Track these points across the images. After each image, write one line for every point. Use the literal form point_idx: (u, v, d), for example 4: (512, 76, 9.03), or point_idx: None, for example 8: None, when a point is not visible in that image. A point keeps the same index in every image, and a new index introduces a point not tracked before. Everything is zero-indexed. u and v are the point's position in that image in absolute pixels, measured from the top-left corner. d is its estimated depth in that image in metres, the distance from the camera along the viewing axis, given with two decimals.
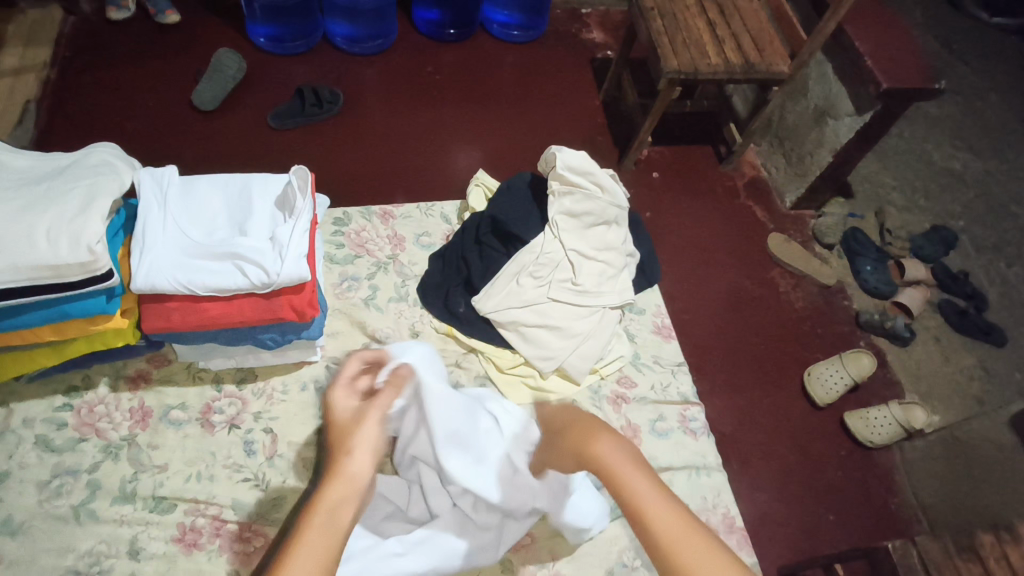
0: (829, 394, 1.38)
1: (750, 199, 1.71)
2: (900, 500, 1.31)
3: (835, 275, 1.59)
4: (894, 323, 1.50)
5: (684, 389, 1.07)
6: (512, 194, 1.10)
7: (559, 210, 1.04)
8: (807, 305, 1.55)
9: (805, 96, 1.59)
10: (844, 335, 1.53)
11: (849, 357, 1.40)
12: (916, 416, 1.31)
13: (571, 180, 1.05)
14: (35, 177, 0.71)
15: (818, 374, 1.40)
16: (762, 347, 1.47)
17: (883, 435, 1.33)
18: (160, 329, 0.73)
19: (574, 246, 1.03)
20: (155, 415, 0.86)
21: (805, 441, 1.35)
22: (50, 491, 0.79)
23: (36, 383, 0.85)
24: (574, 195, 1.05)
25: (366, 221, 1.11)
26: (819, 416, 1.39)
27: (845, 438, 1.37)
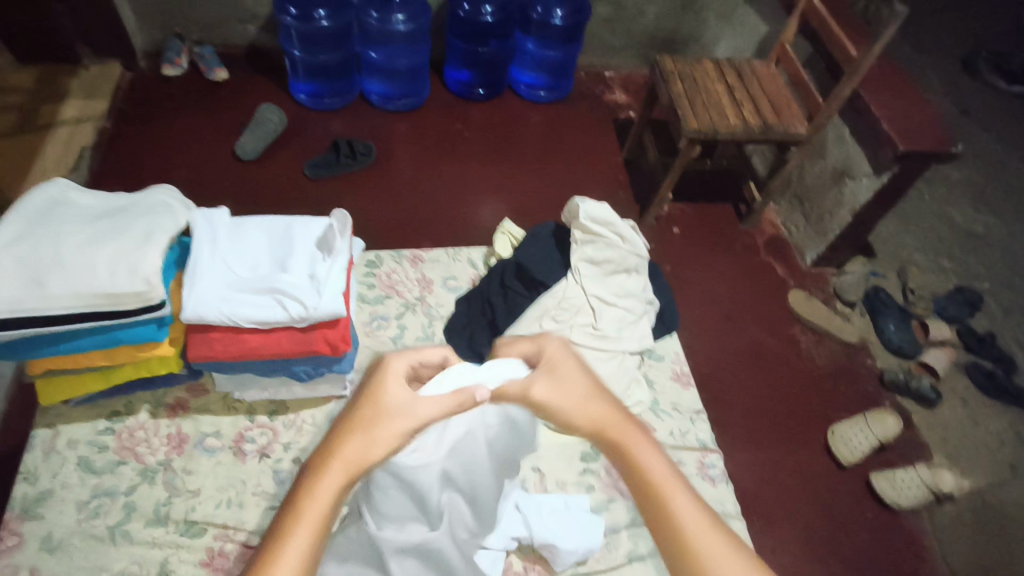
0: (854, 453, 1.37)
1: (770, 256, 1.74)
2: (929, 566, 1.28)
3: (858, 333, 1.60)
4: (919, 384, 1.49)
5: (702, 435, 1.06)
6: (537, 241, 1.14)
7: (582, 257, 1.08)
8: (830, 363, 1.56)
9: (823, 158, 1.65)
10: (867, 393, 1.52)
11: (874, 416, 1.40)
12: (944, 479, 1.30)
13: (592, 229, 1.09)
14: (101, 214, 0.77)
15: (842, 433, 1.39)
16: (784, 403, 1.47)
17: (911, 497, 1.30)
18: (202, 357, 0.77)
19: (595, 292, 1.07)
20: (189, 442, 0.89)
21: (829, 499, 1.34)
22: (89, 511, 0.82)
23: (80, 408, 0.89)
24: (596, 243, 1.09)
25: (396, 264, 1.16)
26: (843, 474, 1.38)
27: (871, 499, 1.35)
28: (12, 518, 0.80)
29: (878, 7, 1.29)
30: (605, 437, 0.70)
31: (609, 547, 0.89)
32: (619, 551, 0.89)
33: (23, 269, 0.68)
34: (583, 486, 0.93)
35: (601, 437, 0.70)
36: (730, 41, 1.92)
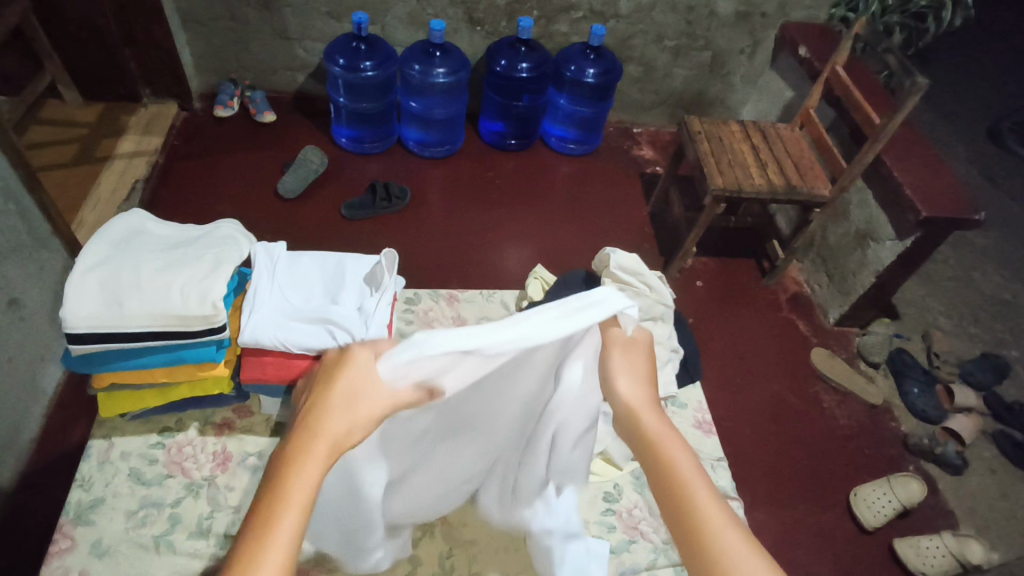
0: (877, 516, 1.36)
1: (792, 313, 1.77)
2: None
3: (882, 395, 1.60)
4: (944, 449, 1.48)
5: (723, 483, 0.95)
6: (566, 287, 1.20)
7: None
8: (852, 423, 1.56)
9: (846, 220, 1.69)
10: (892, 457, 1.51)
11: (896, 480, 1.39)
12: (971, 550, 1.27)
13: (621, 278, 1.13)
14: (174, 243, 0.85)
15: (864, 495, 1.39)
16: (806, 461, 1.47)
17: (936, 566, 1.28)
18: (254, 379, 0.82)
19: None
20: (236, 460, 0.86)
21: (850, 562, 1.33)
22: (136, 520, 0.79)
23: (135, 422, 0.87)
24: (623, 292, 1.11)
25: (433, 302, 1.20)
26: (865, 538, 1.37)
27: (894, 566, 1.34)
28: (65, 522, 0.77)
29: (900, 78, 1.35)
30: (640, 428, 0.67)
31: None
32: None
33: (105, 292, 0.75)
34: (604, 527, 0.92)
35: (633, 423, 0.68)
36: (755, 104, 2.00)
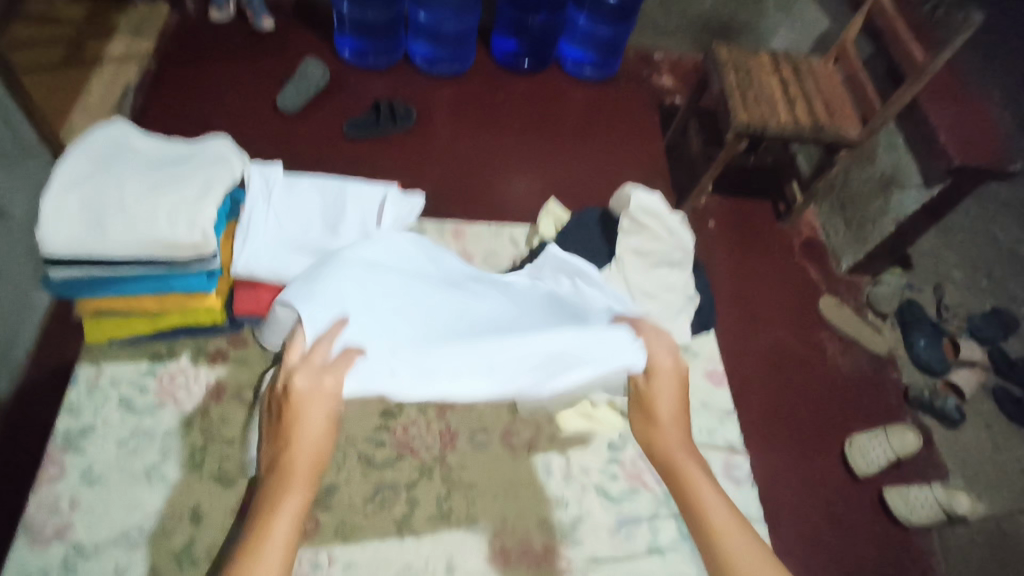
0: (870, 466, 1.35)
1: (805, 259, 1.71)
2: None
3: (887, 345, 1.58)
4: (944, 403, 1.46)
5: (731, 436, 0.91)
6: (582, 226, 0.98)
7: (625, 248, 0.94)
8: (854, 373, 1.54)
9: (872, 164, 1.61)
10: (889, 408, 1.51)
11: (894, 431, 1.33)
12: (961, 502, 1.24)
13: (641, 221, 0.93)
14: (161, 160, 0.78)
15: (858, 443, 1.37)
16: (805, 409, 1.46)
17: (923, 515, 1.29)
18: (247, 312, 0.77)
19: (636, 284, 0.93)
20: (229, 392, 0.83)
21: (840, 510, 1.35)
22: (127, 449, 0.77)
23: (124, 348, 0.84)
24: (641, 235, 0.94)
25: (437, 237, 1.01)
26: (855, 486, 1.38)
27: (883, 514, 1.36)
28: (53, 449, 0.75)
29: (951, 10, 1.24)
30: (675, 463, 0.74)
31: (628, 537, 0.84)
32: (637, 542, 0.84)
33: (86, 214, 0.69)
34: (606, 475, 0.88)
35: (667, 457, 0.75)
36: (788, 33, 1.86)
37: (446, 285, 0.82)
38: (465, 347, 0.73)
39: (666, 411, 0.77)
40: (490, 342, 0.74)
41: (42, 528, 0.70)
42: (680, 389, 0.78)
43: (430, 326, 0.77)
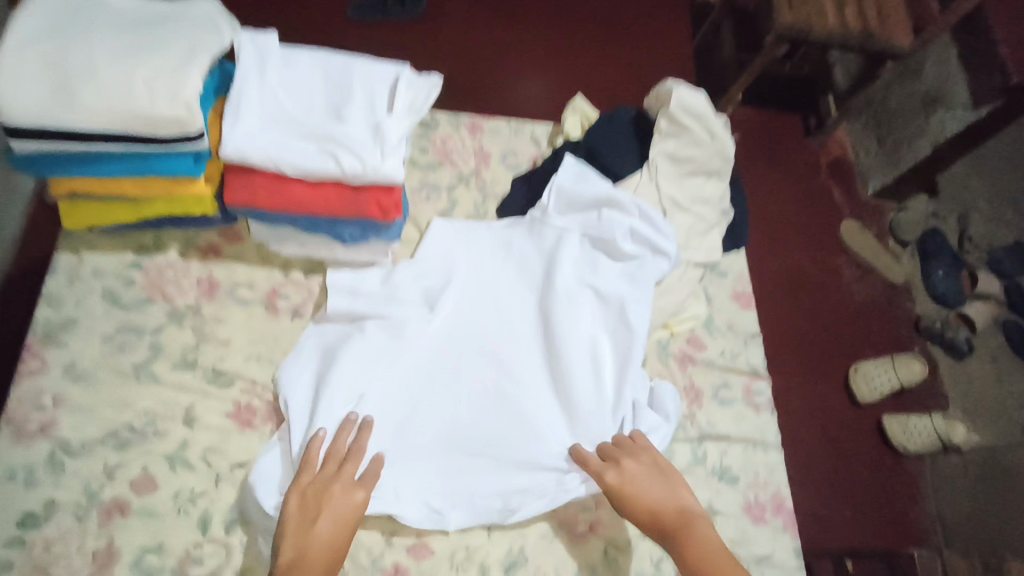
0: (873, 392, 1.33)
1: (829, 180, 1.61)
2: (921, 509, 1.31)
3: (905, 274, 1.50)
4: (954, 334, 1.39)
5: (755, 360, 0.86)
6: (612, 125, 0.88)
7: (660, 151, 0.85)
8: (868, 300, 1.49)
9: (917, 79, 1.45)
10: (897, 338, 1.47)
11: (901, 359, 1.33)
12: (957, 431, 1.26)
13: (682, 121, 0.83)
14: (134, 17, 0.66)
15: (864, 371, 1.35)
16: (814, 334, 1.43)
17: (918, 442, 1.29)
18: (241, 203, 0.69)
19: (668, 192, 0.84)
20: (222, 290, 0.76)
21: (839, 435, 1.34)
22: (113, 346, 0.71)
23: (107, 237, 0.76)
24: (680, 137, 0.84)
25: (452, 129, 0.91)
26: (856, 412, 1.37)
27: (879, 439, 1.35)
28: (33, 342, 0.70)
29: None
30: (667, 531, 0.66)
31: None
32: None
33: (49, 75, 0.60)
34: None
35: (661, 527, 0.66)
36: None
37: (445, 333, 0.76)
38: (465, 453, 0.72)
39: (649, 495, 0.67)
40: (480, 465, 0.71)
41: (26, 423, 0.66)
42: (661, 472, 0.70)
43: (431, 409, 0.73)
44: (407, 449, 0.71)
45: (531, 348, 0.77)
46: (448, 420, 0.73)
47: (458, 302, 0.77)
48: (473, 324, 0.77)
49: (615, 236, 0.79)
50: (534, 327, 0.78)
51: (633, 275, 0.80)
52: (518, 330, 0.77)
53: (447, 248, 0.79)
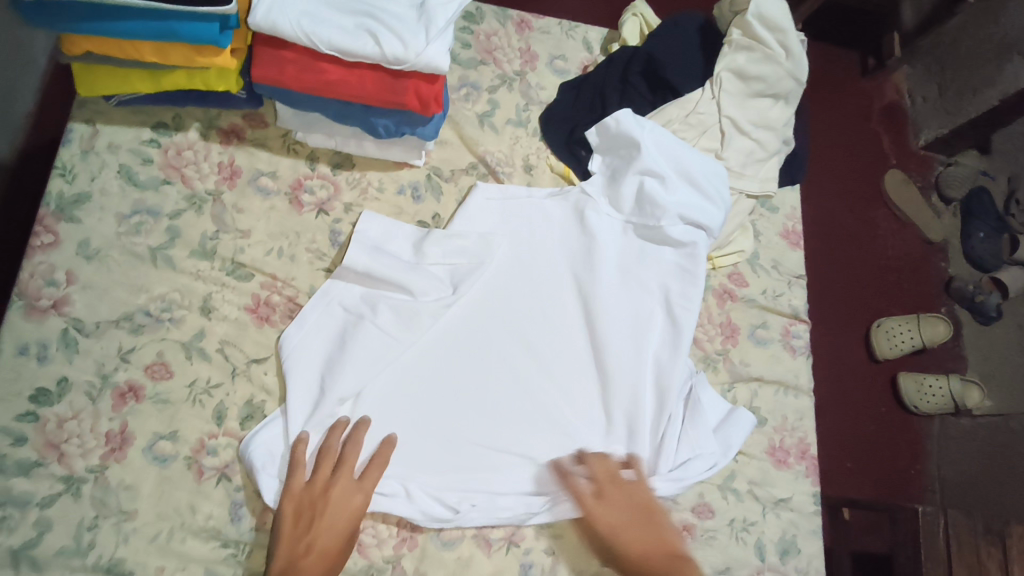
0: (893, 348, 1.29)
1: (882, 125, 1.49)
2: (922, 467, 1.28)
3: (944, 232, 1.42)
4: (986, 298, 1.33)
5: (797, 303, 0.82)
6: (678, 33, 0.81)
7: (727, 65, 0.77)
8: (902, 256, 1.42)
9: (995, 22, 1.29)
10: (926, 296, 1.39)
11: (926, 319, 1.29)
12: (971, 396, 1.25)
13: (757, 33, 0.76)
14: None
15: (886, 327, 1.30)
16: (842, 284, 1.37)
17: (931, 402, 1.26)
18: (268, 81, 0.63)
19: (730, 112, 0.77)
20: (244, 177, 0.72)
21: (851, 389, 1.30)
22: (129, 227, 0.67)
23: (123, 110, 0.71)
24: (753, 51, 0.77)
25: (498, 23, 0.83)
26: (870, 366, 1.32)
27: (891, 396, 1.31)
28: (45, 214, 0.66)
29: None
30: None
31: None
32: None
33: None
34: None
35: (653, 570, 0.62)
36: None
37: (478, 315, 0.71)
38: (488, 448, 0.68)
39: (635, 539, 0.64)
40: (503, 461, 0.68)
41: (38, 298, 0.63)
42: (645, 513, 0.65)
43: (456, 394, 0.68)
44: (427, 437, 0.67)
45: (567, 342, 0.72)
46: (473, 408, 0.68)
47: (489, 286, 0.72)
48: (508, 309, 0.72)
49: (663, 222, 0.73)
50: (571, 319, 0.73)
51: (684, 268, 0.75)
52: (552, 321, 0.73)
53: (483, 216, 0.73)
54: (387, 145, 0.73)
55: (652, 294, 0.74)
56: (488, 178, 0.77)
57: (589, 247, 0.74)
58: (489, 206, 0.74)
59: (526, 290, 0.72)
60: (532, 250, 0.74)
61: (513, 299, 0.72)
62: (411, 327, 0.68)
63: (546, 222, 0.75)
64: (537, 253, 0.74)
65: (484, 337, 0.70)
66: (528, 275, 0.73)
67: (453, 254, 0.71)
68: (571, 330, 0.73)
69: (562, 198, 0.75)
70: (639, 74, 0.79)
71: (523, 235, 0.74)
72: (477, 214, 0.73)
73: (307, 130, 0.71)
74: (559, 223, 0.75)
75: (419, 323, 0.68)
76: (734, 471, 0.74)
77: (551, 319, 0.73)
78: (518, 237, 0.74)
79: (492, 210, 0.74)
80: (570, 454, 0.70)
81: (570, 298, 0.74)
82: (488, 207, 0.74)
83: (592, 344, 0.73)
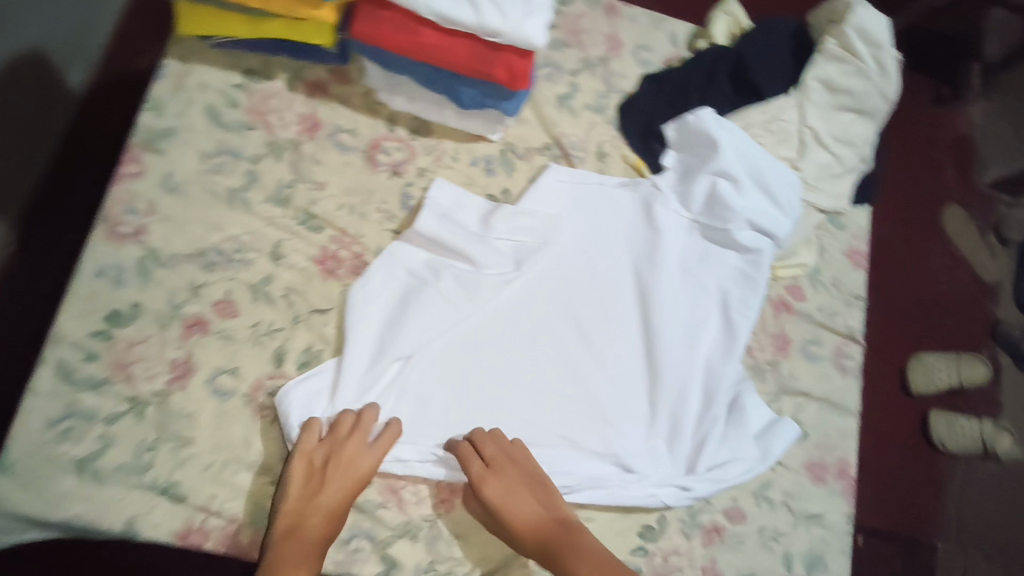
0: (929, 384, 1.24)
1: (948, 158, 1.44)
2: (941, 507, 1.20)
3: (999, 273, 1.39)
4: None
5: (853, 323, 0.81)
6: (770, 37, 0.80)
7: (818, 74, 0.77)
8: (952, 294, 1.36)
9: None
10: (968, 336, 1.34)
11: (966, 359, 1.25)
12: (1003, 440, 1.20)
13: (853, 45, 0.76)
14: None
15: (926, 361, 1.26)
16: (888, 312, 1.33)
17: (962, 441, 1.21)
18: (364, 38, 0.63)
19: (812, 124, 0.77)
20: (325, 131, 0.73)
21: (882, 417, 1.24)
22: (210, 166, 0.69)
23: (217, 51, 0.73)
24: (844, 63, 0.77)
25: (587, 7, 0.83)
26: (904, 400, 1.26)
27: (918, 432, 1.24)
28: (133, 143, 0.68)
29: None
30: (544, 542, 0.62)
31: None
32: None
33: None
34: None
35: (541, 543, 0.62)
36: None
37: (537, 293, 0.72)
38: (530, 425, 0.68)
39: (520, 507, 0.63)
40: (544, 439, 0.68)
41: (120, 223, 0.66)
42: (539, 485, 0.65)
43: (506, 367, 0.69)
44: (472, 406, 0.67)
45: (619, 333, 0.73)
46: (520, 383, 0.69)
47: (551, 265, 0.72)
48: (566, 291, 0.72)
49: (731, 226, 0.73)
50: (626, 309, 0.73)
51: (746, 274, 0.75)
52: (607, 307, 0.73)
53: (553, 196, 0.74)
54: (469, 116, 0.74)
55: (709, 295, 0.74)
56: (560, 160, 0.77)
57: (653, 240, 0.74)
58: (559, 187, 0.74)
59: (586, 274, 0.73)
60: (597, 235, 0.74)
61: (573, 282, 0.73)
62: (472, 296, 0.69)
63: (614, 209, 0.75)
64: (601, 240, 0.74)
65: (539, 315, 0.71)
66: (589, 260, 0.73)
67: (519, 230, 0.72)
68: (625, 319, 0.73)
69: (632, 189, 0.76)
70: (723, 74, 0.78)
71: (589, 219, 0.74)
72: (548, 192, 0.74)
73: (394, 91, 0.72)
74: (626, 212, 0.75)
75: (479, 293, 0.69)
76: (769, 480, 0.74)
77: (606, 306, 0.73)
78: (584, 221, 0.74)
79: (563, 191, 0.74)
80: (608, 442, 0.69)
81: (628, 288, 0.74)
82: (559, 188, 0.74)
83: (644, 336, 0.73)
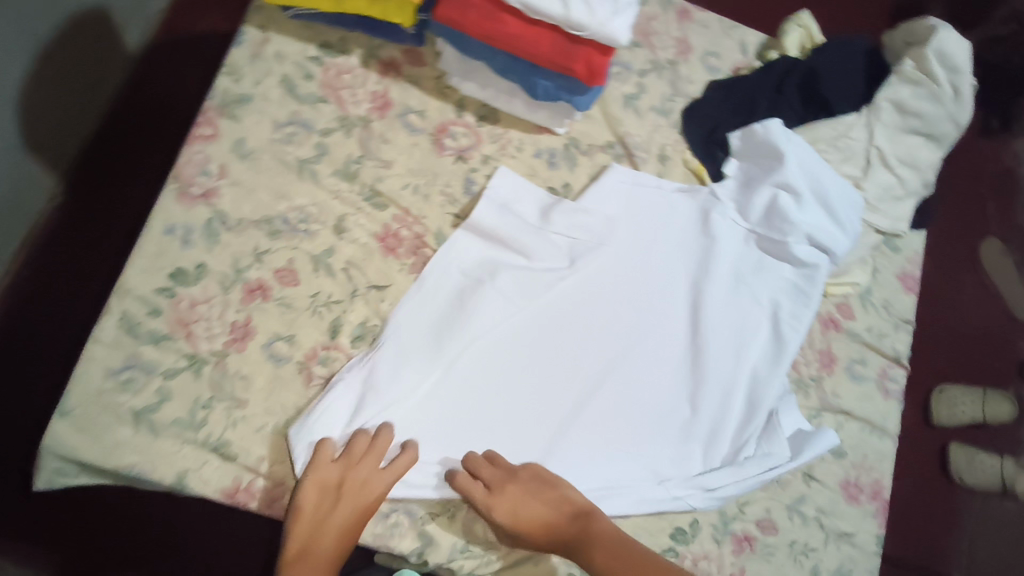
0: (952, 417, 1.23)
1: (991, 192, 1.42)
2: (954, 541, 1.19)
3: None
4: None
5: (900, 347, 0.81)
6: (844, 54, 0.80)
7: (890, 95, 0.78)
8: (983, 328, 1.33)
9: None
10: (995, 371, 1.30)
11: (993, 395, 1.23)
12: None
13: (928, 67, 0.78)
14: None
15: (949, 395, 1.24)
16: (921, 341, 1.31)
17: (981, 476, 1.19)
18: (448, 21, 0.64)
19: (880, 144, 0.78)
20: (395, 110, 0.74)
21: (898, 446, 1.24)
22: (282, 135, 0.70)
23: (296, 24, 0.74)
24: (918, 87, 0.78)
25: (659, 9, 0.84)
26: (925, 432, 1.25)
27: (936, 463, 1.23)
28: (210, 107, 0.69)
29: None
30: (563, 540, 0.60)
31: None
32: None
33: None
34: None
35: (560, 541, 0.60)
36: None
37: (589, 291, 0.72)
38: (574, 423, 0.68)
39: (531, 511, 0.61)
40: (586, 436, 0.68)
41: (192, 184, 0.67)
42: (545, 484, 0.62)
43: (554, 363, 0.69)
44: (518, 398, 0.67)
45: (668, 337, 0.73)
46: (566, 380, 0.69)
47: (606, 265, 0.72)
48: (618, 292, 0.72)
49: (789, 238, 0.73)
50: (676, 315, 0.74)
51: (798, 288, 0.75)
52: (658, 311, 0.73)
53: (613, 196, 0.74)
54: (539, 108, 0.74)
55: (760, 307, 0.75)
56: (622, 159, 0.77)
57: (707, 248, 0.74)
58: (619, 187, 0.74)
59: (639, 277, 0.73)
60: (653, 238, 0.74)
61: (626, 283, 0.73)
62: (527, 290, 0.69)
63: (671, 215, 0.75)
64: (657, 243, 0.74)
65: (590, 313, 0.71)
66: (643, 263, 0.73)
67: (575, 228, 0.72)
68: (675, 324, 0.73)
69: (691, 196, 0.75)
70: (796, 84, 0.78)
71: (646, 221, 0.74)
72: (608, 192, 0.74)
73: (468, 77, 0.73)
74: (683, 218, 0.75)
75: (534, 287, 0.70)
76: (804, 495, 0.74)
77: (657, 310, 0.73)
78: (641, 223, 0.74)
79: (622, 191, 0.74)
80: (648, 444, 0.69)
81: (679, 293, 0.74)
82: (618, 188, 0.74)
83: (692, 343, 0.73)
